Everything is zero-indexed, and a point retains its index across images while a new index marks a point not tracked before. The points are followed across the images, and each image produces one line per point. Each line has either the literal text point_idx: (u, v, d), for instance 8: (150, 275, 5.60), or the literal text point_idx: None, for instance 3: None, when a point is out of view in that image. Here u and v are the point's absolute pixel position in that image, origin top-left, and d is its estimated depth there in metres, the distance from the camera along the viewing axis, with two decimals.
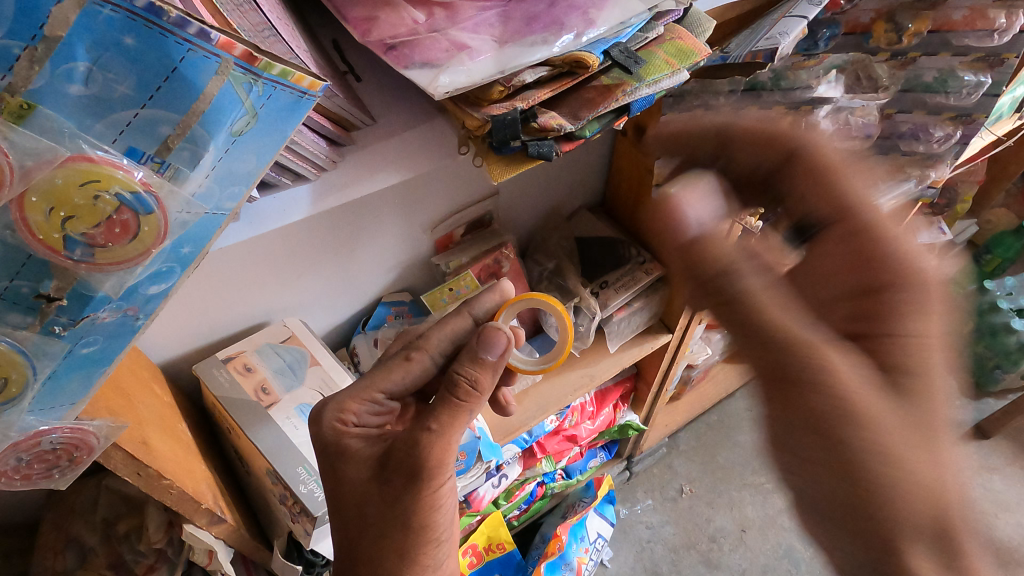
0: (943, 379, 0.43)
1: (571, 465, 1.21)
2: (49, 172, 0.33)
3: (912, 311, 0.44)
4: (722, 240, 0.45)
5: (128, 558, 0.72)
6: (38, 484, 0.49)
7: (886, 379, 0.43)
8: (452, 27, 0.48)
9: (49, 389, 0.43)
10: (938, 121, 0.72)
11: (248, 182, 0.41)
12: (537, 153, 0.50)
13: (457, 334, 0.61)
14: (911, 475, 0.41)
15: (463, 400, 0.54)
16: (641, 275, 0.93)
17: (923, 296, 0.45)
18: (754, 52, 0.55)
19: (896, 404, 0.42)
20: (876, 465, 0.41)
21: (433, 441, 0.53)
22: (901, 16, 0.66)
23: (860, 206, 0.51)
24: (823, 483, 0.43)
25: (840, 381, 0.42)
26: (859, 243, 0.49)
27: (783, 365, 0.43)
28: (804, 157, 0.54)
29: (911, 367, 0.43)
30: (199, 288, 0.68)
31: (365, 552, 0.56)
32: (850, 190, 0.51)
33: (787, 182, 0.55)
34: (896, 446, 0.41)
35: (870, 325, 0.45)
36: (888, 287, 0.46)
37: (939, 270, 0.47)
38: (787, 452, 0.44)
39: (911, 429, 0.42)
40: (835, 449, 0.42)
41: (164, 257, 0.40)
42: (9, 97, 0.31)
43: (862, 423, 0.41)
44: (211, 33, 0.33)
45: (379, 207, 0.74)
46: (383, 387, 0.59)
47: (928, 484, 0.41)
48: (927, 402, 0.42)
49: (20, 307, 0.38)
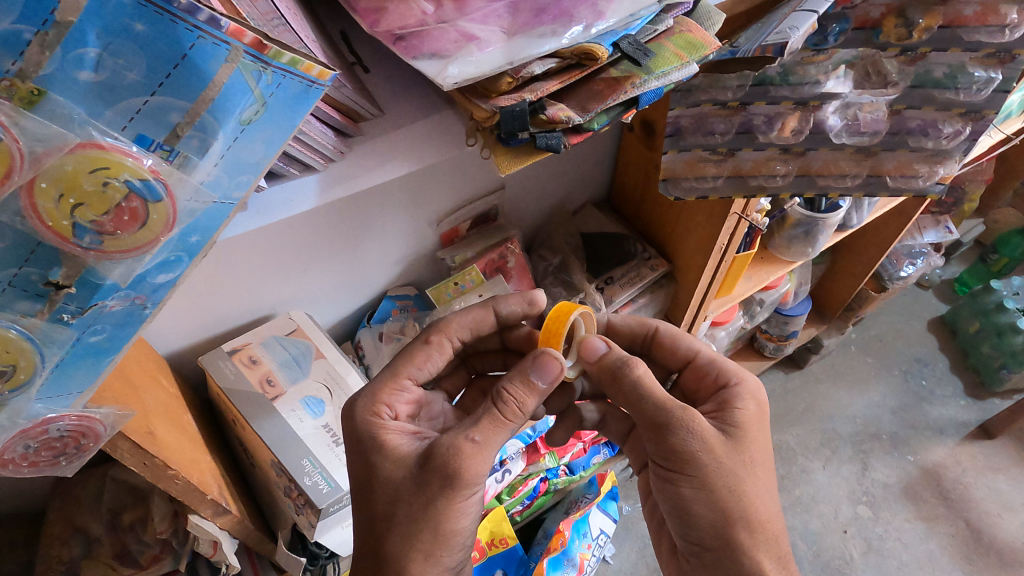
0: (766, 464, 0.57)
1: (575, 461, 1.19)
2: (59, 158, 0.33)
3: (754, 417, 0.59)
4: (615, 365, 0.58)
5: (133, 548, 0.72)
6: (44, 471, 0.49)
7: (744, 467, 0.55)
8: (461, 18, 0.47)
9: (56, 377, 0.43)
10: (948, 118, 0.67)
11: (257, 172, 0.41)
12: (545, 145, 0.50)
13: (477, 323, 0.67)
14: (751, 524, 0.55)
15: (509, 417, 0.54)
16: (647, 271, 0.94)
17: (753, 405, 0.59)
18: (764, 47, 0.54)
19: (748, 470, 0.55)
20: (736, 515, 0.54)
21: (474, 453, 0.51)
22: (912, 12, 0.62)
23: (699, 353, 0.67)
24: (695, 532, 0.56)
25: (711, 465, 0.54)
26: (708, 370, 0.65)
27: (673, 458, 0.55)
28: (681, 350, 0.69)
29: (754, 456, 0.56)
30: (206, 279, 0.68)
31: (393, 551, 0.51)
32: (692, 348, 0.68)
33: (656, 351, 0.71)
34: (747, 505, 0.54)
35: (731, 429, 0.57)
36: (727, 399, 0.60)
37: (760, 386, 0.62)
38: (677, 510, 0.56)
39: (756, 489, 0.55)
40: (692, 512, 0.55)
41: (172, 246, 0.40)
42: (20, 83, 0.32)
43: (723, 496, 0.54)
44: (221, 20, 0.33)
45: (386, 200, 0.75)
46: (409, 373, 0.63)
47: (767, 524, 0.55)
48: (759, 480, 0.55)
49: (29, 294, 0.38)
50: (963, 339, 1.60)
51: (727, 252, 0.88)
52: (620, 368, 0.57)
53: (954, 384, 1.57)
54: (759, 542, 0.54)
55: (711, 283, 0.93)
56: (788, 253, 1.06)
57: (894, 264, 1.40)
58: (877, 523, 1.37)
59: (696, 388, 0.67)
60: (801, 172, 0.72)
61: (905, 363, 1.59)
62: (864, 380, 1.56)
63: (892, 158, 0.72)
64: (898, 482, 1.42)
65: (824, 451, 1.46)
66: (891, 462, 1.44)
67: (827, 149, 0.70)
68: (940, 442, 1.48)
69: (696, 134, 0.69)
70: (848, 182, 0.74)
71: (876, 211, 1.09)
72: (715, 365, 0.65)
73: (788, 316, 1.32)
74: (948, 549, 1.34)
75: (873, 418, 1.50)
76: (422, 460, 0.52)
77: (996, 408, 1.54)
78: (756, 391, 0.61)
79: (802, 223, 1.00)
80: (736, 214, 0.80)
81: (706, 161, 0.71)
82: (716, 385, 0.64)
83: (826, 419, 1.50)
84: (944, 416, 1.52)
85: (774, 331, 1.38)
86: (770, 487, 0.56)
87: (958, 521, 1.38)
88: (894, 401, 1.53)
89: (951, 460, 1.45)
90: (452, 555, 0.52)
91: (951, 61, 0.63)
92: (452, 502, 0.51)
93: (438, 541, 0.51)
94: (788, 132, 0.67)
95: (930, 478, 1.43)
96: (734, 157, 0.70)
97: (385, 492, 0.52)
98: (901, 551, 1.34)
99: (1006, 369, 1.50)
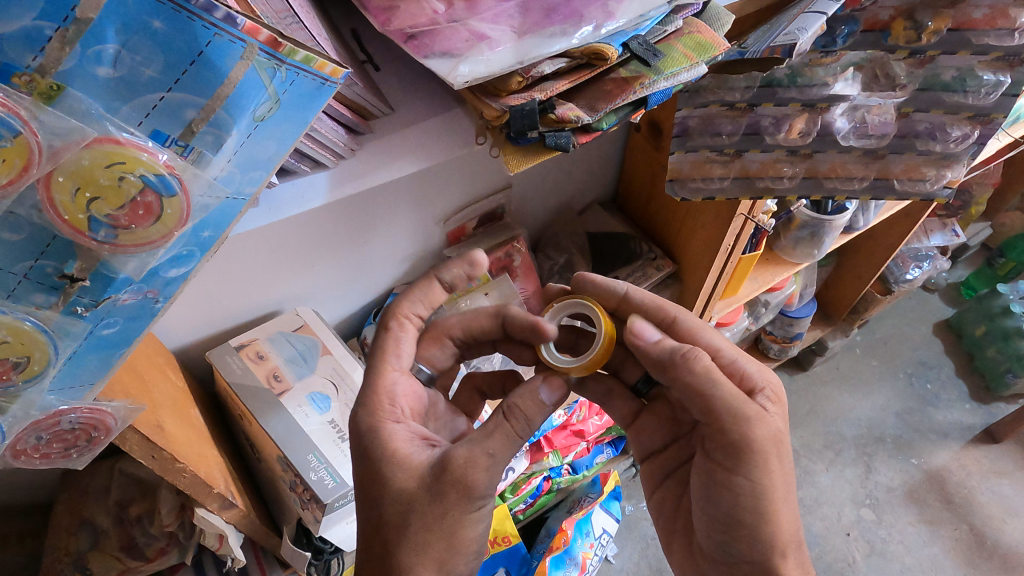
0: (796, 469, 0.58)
1: (578, 461, 1.20)
2: (76, 152, 0.34)
3: (784, 420, 0.59)
4: (671, 352, 0.57)
5: (140, 541, 0.73)
6: (56, 464, 0.50)
7: (787, 472, 0.56)
8: (472, 17, 0.48)
9: (69, 368, 0.44)
10: (956, 121, 0.66)
11: (269, 168, 0.41)
12: (554, 144, 0.51)
13: (429, 297, 0.65)
14: (795, 530, 0.56)
15: (519, 430, 0.54)
16: (652, 272, 0.94)
17: (782, 407, 0.60)
18: (772, 48, 0.54)
19: (788, 474, 0.56)
20: (782, 521, 0.55)
21: (492, 469, 0.51)
22: (921, 15, 0.62)
23: (720, 352, 0.64)
24: (740, 543, 0.56)
25: (766, 466, 0.54)
26: (728, 370, 0.63)
27: (734, 461, 0.54)
28: (701, 344, 0.65)
29: (789, 458, 0.57)
30: (216, 274, 0.68)
31: (404, 558, 0.50)
32: (713, 345, 0.65)
33: (673, 340, 0.68)
34: (789, 512, 0.56)
35: (770, 431, 0.58)
36: (757, 401, 0.60)
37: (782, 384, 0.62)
38: (727, 518, 0.56)
39: (795, 496, 0.56)
40: (741, 520, 0.55)
41: (185, 241, 0.41)
42: (40, 78, 0.32)
43: (773, 504, 0.55)
44: (237, 17, 0.34)
45: (393, 198, 0.75)
46: (392, 365, 0.61)
47: (803, 529, 0.57)
48: (794, 485, 0.57)
49: (44, 286, 0.39)
50: (969, 342, 1.60)
51: (733, 252, 0.88)
52: (678, 353, 0.57)
53: (959, 387, 1.57)
54: (799, 549, 0.56)
55: (716, 284, 0.93)
56: (793, 255, 1.06)
57: (900, 267, 1.41)
58: (881, 526, 1.37)
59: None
60: (808, 175, 0.73)
61: (910, 366, 1.59)
62: (869, 382, 1.56)
63: (900, 160, 0.72)
64: (902, 485, 1.42)
65: (828, 453, 1.45)
66: (896, 466, 1.44)
67: (834, 151, 0.71)
68: (944, 445, 1.48)
69: (703, 135, 0.69)
70: (857, 185, 0.74)
71: (882, 214, 1.09)
72: (737, 366, 0.62)
73: (793, 318, 1.32)
74: (952, 553, 1.34)
75: (878, 421, 1.50)
76: (435, 472, 0.51)
77: (1001, 412, 1.53)
78: (780, 391, 0.61)
79: (808, 224, 1.00)
80: (743, 215, 0.80)
81: (712, 162, 0.71)
82: (739, 389, 0.61)
83: (831, 421, 1.50)
84: (948, 420, 1.52)
85: (778, 333, 1.38)
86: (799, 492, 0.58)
87: (962, 525, 1.38)
88: (898, 405, 1.53)
89: (955, 464, 1.45)
90: (468, 562, 0.52)
91: (959, 65, 0.63)
92: (465, 515, 0.51)
93: (453, 550, 0.51)
94: (795, 134, 0.67)
95: (935, 481, 1.43)
96: (741, 158, 0.71)
97: (387, 485, 0.52)
98: (905, 554, 1.33)
99: (1012, 374, 1.49)
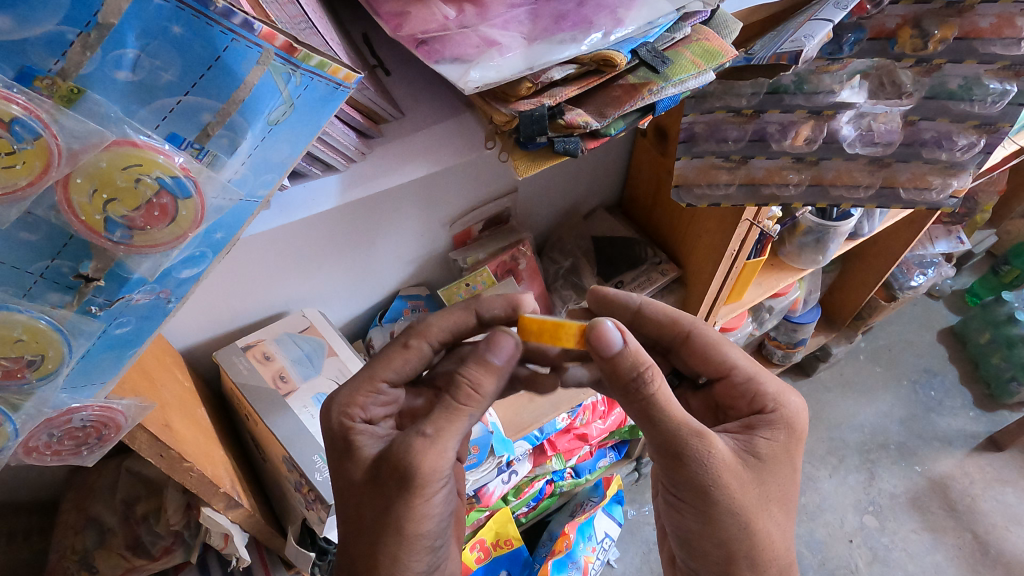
0: (783, 501, 0.56)
1: (582, 464, 1.20)
2: (94, 154, 0.34)
3: (781, 451, 0.57)
4: (628, 374, 0.52)
5: (145, 539, 0.72)
6: (66, 461, 0.50)
7: (758, 505, 0.54)
8: (482, 23, 0.49)
9: (82, 367, 0.44)
10: (962, 129, 0.67)
11: (281, 171, 0.42)
12: (563, 149, 0.52)
13: (458, 326, 0.65)
14: (757, 561, 0.54)
15: (463, 402, 0.53)
16: (657, 276, 0.95)
17: (782, 434, 0.58)
18: (779, 55, 0.55)
19: (761, 508, 0.54)
20: (740, 553, 0.54)
21: (427, 446, 0.50)
22: (927, 24, 0.62)
23: (735, 367, 0.64)
24: (699, 560, 0.56)
25: (723, 501, 0.53)
26: (743, 389, 0.63)
27: (687, 486, 0.53)
28: (716, 361, 0.65)
29: (771, 489, 0.55)
30: (226, 275, 0.69)
31: (383, 548, 0.50)
32: (728, 360, 0.65)
33: (688, 355, 0.67)
34: (753, 543, 0.54)
35: (754, 460, 0.55)
36: (758, 426, 0.58)
37: (800, 412, 0.60)
38: (684, 537, 0.56)
39: (770, 529, 0.55)
40: (697, 541, 0.55)
41: (198, 242, 0.41)
42: (61, 81, 0.33)
43: (731, 533, 0.54)
44: (254, 23, 0.35)
45: (399, 201, 0.75)
46: (385, 377, 0.61)
47: (773, 562, 0.55)
48: (771, 517, 0.55)
49: (59, 286, 0.39)
50: (974, 350, 1.59)
51: (739, 257, 0.88)
52: (637, 378, 0.52)
53: (964, 395, 1.56)
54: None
55: (721, 289, 0.93)
56: (798, 260, 1.06)
57: (904, 273, 1.40)
58: (884, 533, 1.36)
59: (728, 403, 0.65)
60: (813, 182, 0.73)
61: (914, 373, 1.59)
62: (872, 389, 1.56)
63: (906, 168, 0.72)
64: (905, 492, 1.41)
65: (831, 459, 1.45)
66: (898, 473, 1.44)
67: (840, 158, 0.71)
68: (948, 452, 1.47)
69: (709, 141, 0.69)
70: (861, 193, 0.74)
71: (888, 220, 1.09)
72: (752, 384, 0.62)
73: (797, 324, 1.32)
74: (955, 561, 1.34)
75: (881, 428, 1.50)
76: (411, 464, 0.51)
77: (1004, 421, 1.53)
78: (791, 420, 0.59)
79: (813, 230, 0.99)
80: (748, 220, 0.80)
81: (718, 168, 0.71)
82: (749, 408, 0.62)
83: (834, 427, 1.50)
84: (952, 427, 1.51)
85: (782, 338, 1.39)
86: (783, 523, 0.56)
87: (965, 533, 1.37)
88: (902, 411, 1.52)
89: (959, 471, 1.45)
90: (424, 554, 0.51)
91: (966, 73, 0.63)
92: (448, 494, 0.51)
93: (419, 540, 0.51)
94: (801, 141, 0.67)
95: (938, 489, 1.42)
96: (747, 164, 0.71)
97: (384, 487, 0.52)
98: (907, 561, 1.33)
99: (1016, 382, 1.49)
